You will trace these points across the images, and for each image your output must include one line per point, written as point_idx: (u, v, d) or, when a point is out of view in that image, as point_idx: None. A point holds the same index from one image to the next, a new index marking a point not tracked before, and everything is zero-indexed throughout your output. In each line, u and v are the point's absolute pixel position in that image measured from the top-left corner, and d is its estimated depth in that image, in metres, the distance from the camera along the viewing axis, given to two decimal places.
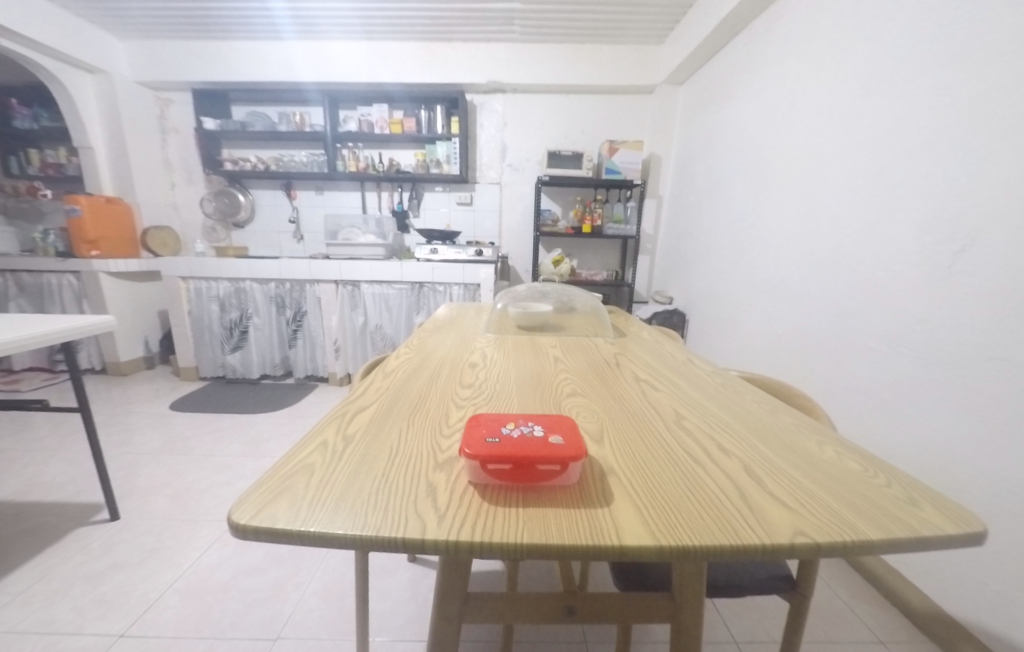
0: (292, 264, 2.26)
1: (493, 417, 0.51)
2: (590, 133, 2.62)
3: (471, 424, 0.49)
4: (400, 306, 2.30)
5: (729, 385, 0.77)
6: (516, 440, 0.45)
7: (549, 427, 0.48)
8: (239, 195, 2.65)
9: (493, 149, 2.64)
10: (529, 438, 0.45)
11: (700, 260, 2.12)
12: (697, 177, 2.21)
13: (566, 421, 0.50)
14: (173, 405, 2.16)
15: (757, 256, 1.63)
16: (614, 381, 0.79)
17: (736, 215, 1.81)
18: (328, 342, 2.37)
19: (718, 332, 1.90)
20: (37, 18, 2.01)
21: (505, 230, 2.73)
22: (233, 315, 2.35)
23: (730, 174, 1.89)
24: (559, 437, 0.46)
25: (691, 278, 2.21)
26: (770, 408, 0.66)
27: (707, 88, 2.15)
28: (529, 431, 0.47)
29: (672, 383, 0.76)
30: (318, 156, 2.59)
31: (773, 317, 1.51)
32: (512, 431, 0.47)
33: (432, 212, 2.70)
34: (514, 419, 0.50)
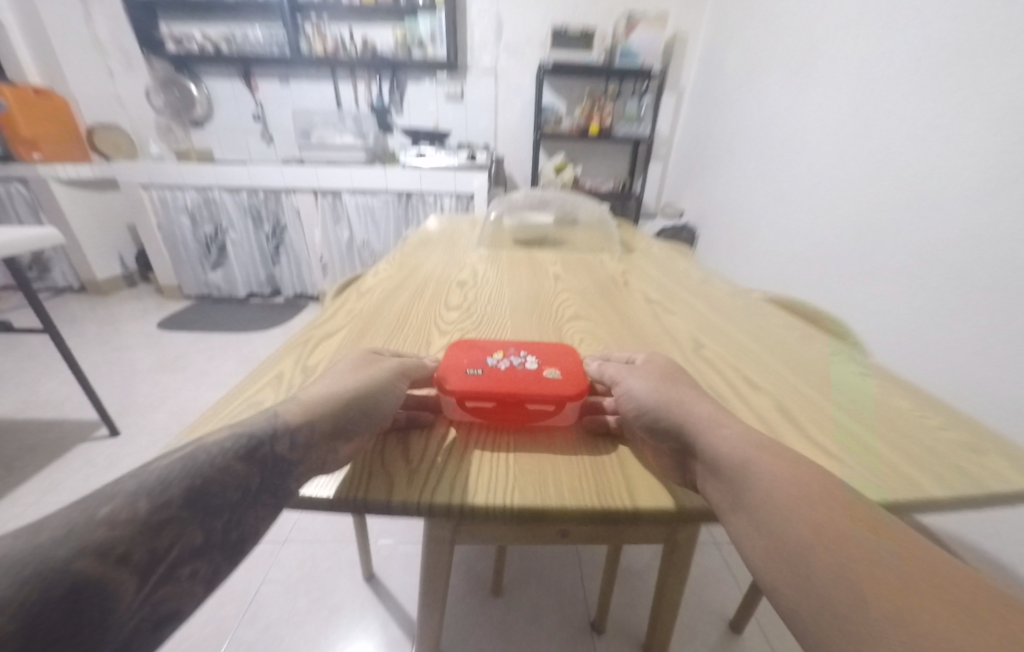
0: (263, 170, 2.04)
1: (481, 343, 0.43)
2: (604, 5, 2.16)
3: (451, 351, 0.41)
4: (387, 219, 2.10)
5: (752, 308, 0.67)
6: (501, 372, 0.38)
7: (545, 357, 0.41)
8: (191, 87, 2.29)
9: (487, 25, 2.19)
10: (518, 371, 0.38)
11: (719, 166, 1.90)
12: (729, 62, 1.87)
13: (567, 352, 0.42)
14: (161, 324, 2.09)
15: (788, 157, 1.43)
16: (624, 303, 0.69)
17: (770, 110, 1.55)
18: (313, 260, 2.22)
19: (730, 247, 1.76)
20: None
21: (501, 131, 2.41)
22: (207, 229, 2.17)
23: (770, 56, 1.58)
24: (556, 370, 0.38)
25: (706, 187, 2.00)
26: (806, 335, 0.58)
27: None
28: (520, 364, 0.39)
29: (689, 306, 0.67)
30: (278, 35, 2.18)
31: (793, 231, 1.37)
32: (497, 361, 0.40)
33: (416, 109, 2.34)
34: (504, 345, 0.43)
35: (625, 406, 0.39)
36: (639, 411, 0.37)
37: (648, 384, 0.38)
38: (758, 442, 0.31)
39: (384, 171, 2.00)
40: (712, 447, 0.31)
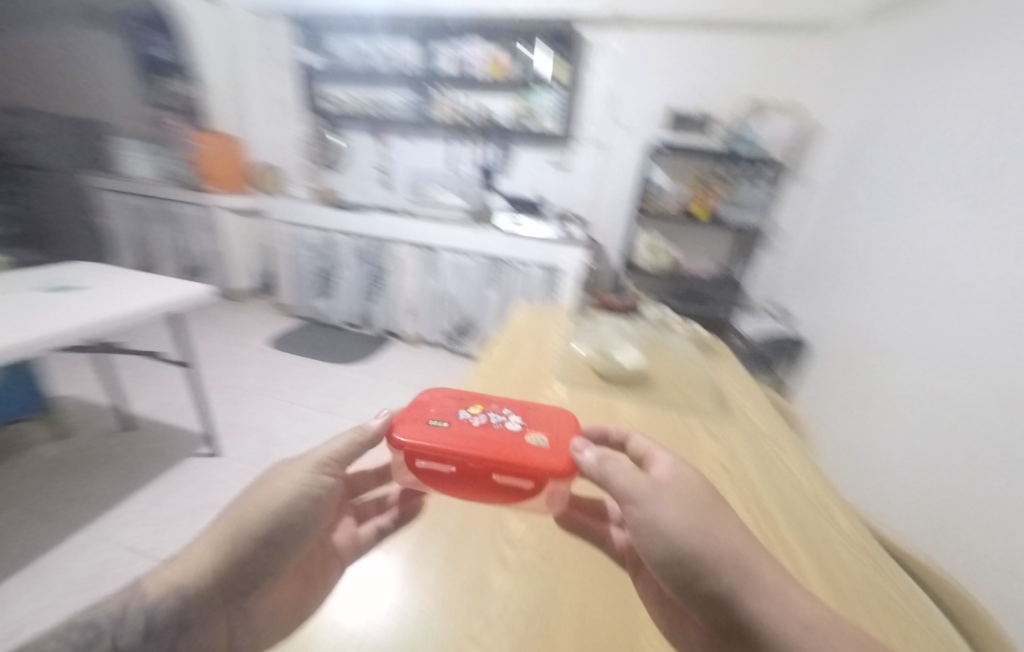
0: (376, 221, 2.24)
1: (467, 403, 0.60)
2: (733, 86, 2.00)
3: (429, 406, 0.57)
4: (474, 277, 2.16)
5: (810, 487, 0.61)
6: (480, 432, 0.53)
7: (530, 424, 0.55)
8: (334, 139, 2.65)
9: (602, 101, 2.19)
10: (496, 432, 0.53)
11: (845, 278, 1.66)
12: (872, 164, 1.64)
13: (554, 423, 0.56)
14: (272, 342, 2.39)
15: (930, 292, 1.17)
16: (683, 455, 0.66)
17: (914, 234, 1.31)
18: (404, 303, 2.38)
19: (851, 379, 1.44)
20: None
21: (601, 201, 2.38)
22: (324, 263, 2.46)
23: (918, 167, 1.35)
24: (541, 439, 0.52)
25: (825, 297, 1.77)
26: (870, 555, 0.50)
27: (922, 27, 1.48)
28: (499, 427, 0.54)
29: (737, 471, 0.63)
30: (410, 100, 2.41)
31: (914, 382, 1.12)
32: (472, 419, 0.55)
33: (519, 174, 2.43)
34: (486, 407, 0.58)
35: (647, 527, 0.45)
36: (663, 540, 0.43)
37: (678, 512, 0.44)
38: (810, 617, 0.37)
39: (480, 235, 2.07)
40: (759, 610, 0.38)
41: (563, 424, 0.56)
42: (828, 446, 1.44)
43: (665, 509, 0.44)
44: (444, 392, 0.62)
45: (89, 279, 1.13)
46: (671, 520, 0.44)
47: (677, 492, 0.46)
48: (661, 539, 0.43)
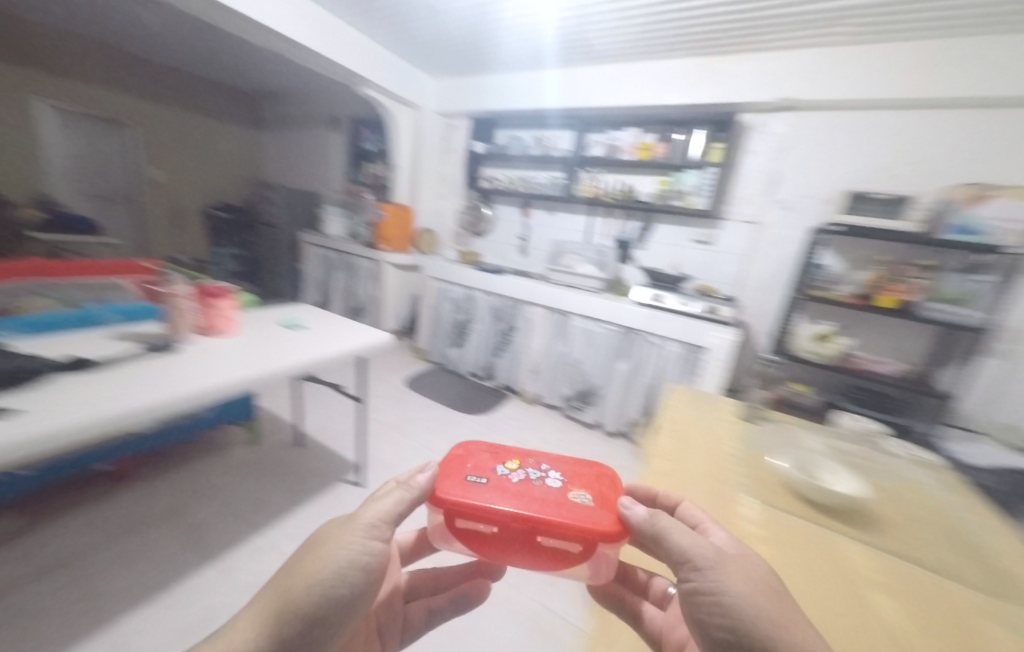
0: (514, 284, 2.37)
1: (500, 457, 0.73)
2: (931, 166, 1.74)
3: (467, 462, 0.71)
4: (604, 346, 2.14)
5: (863, 571, 0.60)
6: (522, 488, 0.66)
7: (565, 480, 0.69)
8: (485, 210, 2.99)
9: (760, 179, 2.11)
10: (536, 489, 0.66)
11: None
12: None
13: (590, 480, 0.69)
14: (408, 383, 2.63)
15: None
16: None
17: None
18: (528, 362, 2.43)
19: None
20: (380, 66, 2.59)
21: (750, 279, 2.20)
22: (462, 316, 2.71)
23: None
24: (583, 496, 0.66)
25: None
26: None
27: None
28: (536, 481, 0.68)
29: (775, 544, 0.64)
30: (557, 179, 2.63)
31: None
32: (509, 474, 0.69)
33: (657, 249, 2.42)
34: (521, 463, 0.72)
35: (706, 600, 0.52)
36: (725, 615, 0.50)
37: (741, 588, 0.50)
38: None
39: (615, 306, 2.05)
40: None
41: (596, 480, 0.69)
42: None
43: (727, 580, 0.51)
44: (481, 445, 0.76)
45: (304, 319, 1.37)
46: (732, 593, 0.50)
47: (740, 564, 0.53)
48: (719, 604, 0.50)
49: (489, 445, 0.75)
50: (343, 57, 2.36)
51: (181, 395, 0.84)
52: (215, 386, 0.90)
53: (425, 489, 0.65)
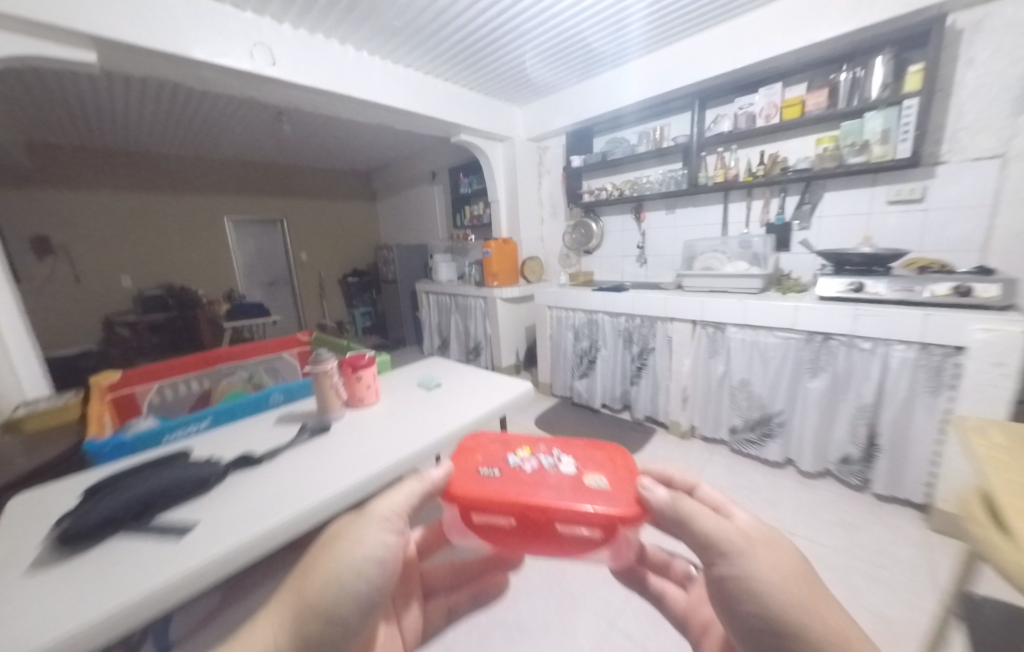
0: (646, 298, 2.03)
1: (511, 449, 0.72)
2: None
3: (479, 456, 0.70)
4: (781, 360, 1.66)
5: None
6: (534, 477, 0.65)
7: (578, 467, 0.68)
8: (592, 225, 2.74)
9: (998, 94, 1.49)
10: (549, 477, 0.65)
11: None
12: None
13: (602, 468, 0.68)
14: (537, 421, 2.41)
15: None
16: None
17: None
18: (673, 388, 2.03)
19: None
20: (472, 108, 2.62)
21: (1000, 237, 1.55)
22: (584, 344, 2.37)
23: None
24: (597, 482, 0.65)
25: None
26: None
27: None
28: (550, 469, 0.67)
29: None
30: (675, 172, 2.27)
31: None
32: (522, 465, 0.68)
33: (829, 225, 1.88)
34: (530, 453, 0.71)
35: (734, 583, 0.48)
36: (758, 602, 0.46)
37: (770, 573, 0.47)
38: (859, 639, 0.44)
39: (796, 307, 1.57)
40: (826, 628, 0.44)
41: (608, 467, 0.68)
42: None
43: (756, 564, 0.47)
44: (493, 437, 0.76)
45: (436, 376, 1.28)
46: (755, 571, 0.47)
47: (770, 549, 0.49)
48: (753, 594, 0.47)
49: (491, 437, 0.75)
50: (439, 109, 2.44)
51: (337, 489, 0.75)
52: (367, 473, 0.79)
53: (440, 483, 0.62)
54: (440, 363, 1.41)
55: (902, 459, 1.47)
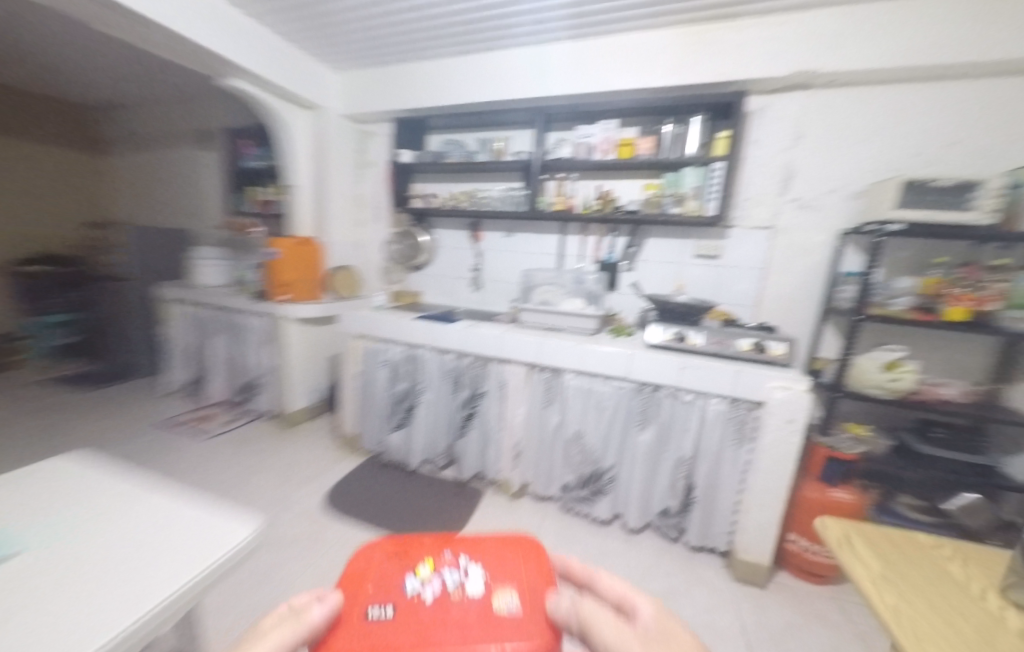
0: (479, 333, 1.68)
1: (410, 564, 0.64)
2: (971, 147, 1.52)
3: (369, 581, 0.61)
4: (614, 411, 1.54)
5: None
6: (434, 608, 0.57)
7: (491, 579, 0.62)
8: (422, 236, 2.29)
9: (772, 175, 1.75)
10: (453, 606, 0.58)
11: None
12: None
13: (519, 574, 0.62)
14: (332, 491, 1.76)
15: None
16: None
17: None
18: (505, 442, 1.73)
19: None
20: (261, 49, 1.86)
21: (768, 297, 1.81)
22: (402, 386, 1.87)
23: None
24: (509, 600, 0.59)
25: None
26: None
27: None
28: (453, 591, 0.60)
29: None
30: (514, 191, 2.04)
31: None
32: (422, 590, 0.60)
33: (650, 269, 1.93)
34: (435, 567, 0.64)
35: None
36: None
37: None
38: None
39: (632, 356, 1.47)
40: None
41: (526, 571, 0.63)
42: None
43: None
44: (389, 555, 0.66)
45: (15, 537, 0.58)
46: None
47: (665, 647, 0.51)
48: None
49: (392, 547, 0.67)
50: (211, 33, 1.64)
51: None
52: None
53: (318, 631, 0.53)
54: (70, 483, 0.69)
55: (712, 511, 1.48)
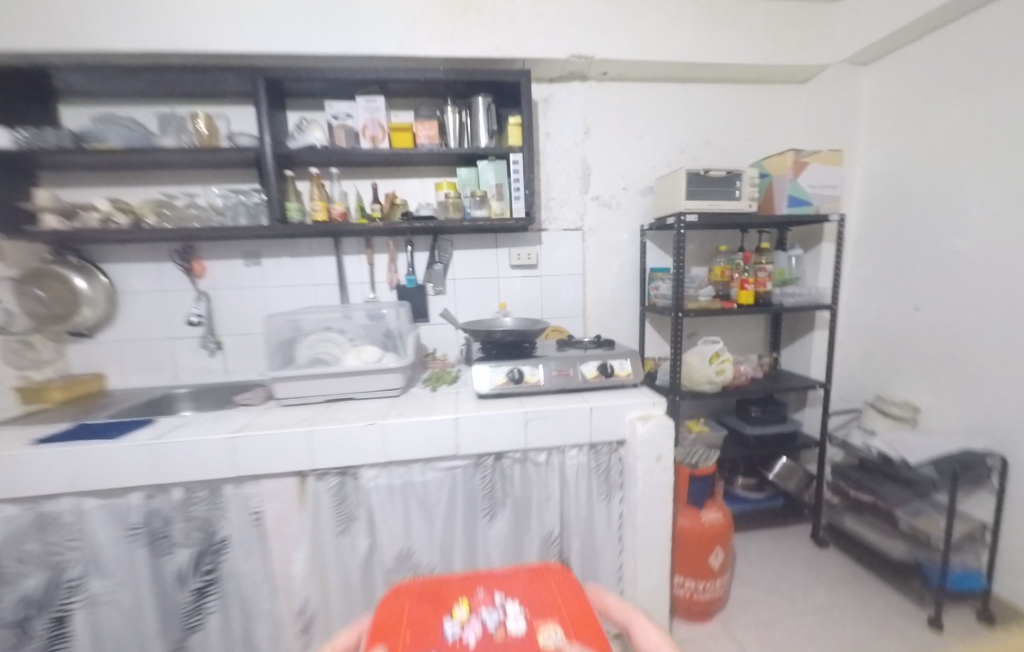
0: (182, 443, 0.90)
1: (446, 610, 0.70)
2: (718, 145, 1.68)
3: (410, 630, 0.66)
4: (446, 507, 1.03)
5: None
6: (479, 643, 0.63)
7: (532, 615, 0.68)
8: (75, 279, 1.31)
9: (571, 171, 1.58)
10: (499, 638, 0.63)
11: (1015, 349, 1.26)
12: (959, 210, 1.38)
13: (552, 609, 0.69)
14: None
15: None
16: None
17: None
18: (285, 610, 0.98)
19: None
20: None
21: (592, 304, 1.65)
22: (27, 587, 0.90)
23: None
24: (555, 633, 0.64)
25: (975, 376, 1.36)
26: None
27: (978, 54, 1.29)
28: (495, 628, 0.65)
29: None
30: (245, 195, 1.32)
31: None
32: (463, 632, 0.65)
33: (463, 288, 1.53)
34: (472, 608, 0.70)
35: None
36: None
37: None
38: None
39: (460, 420, 0.99)
40: None
41: (556, 603, 0.70)
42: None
43: None
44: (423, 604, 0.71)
45: None
46: None
47: None
48: None
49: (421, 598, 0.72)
50: None
51: None
52: None
53: None
54: None
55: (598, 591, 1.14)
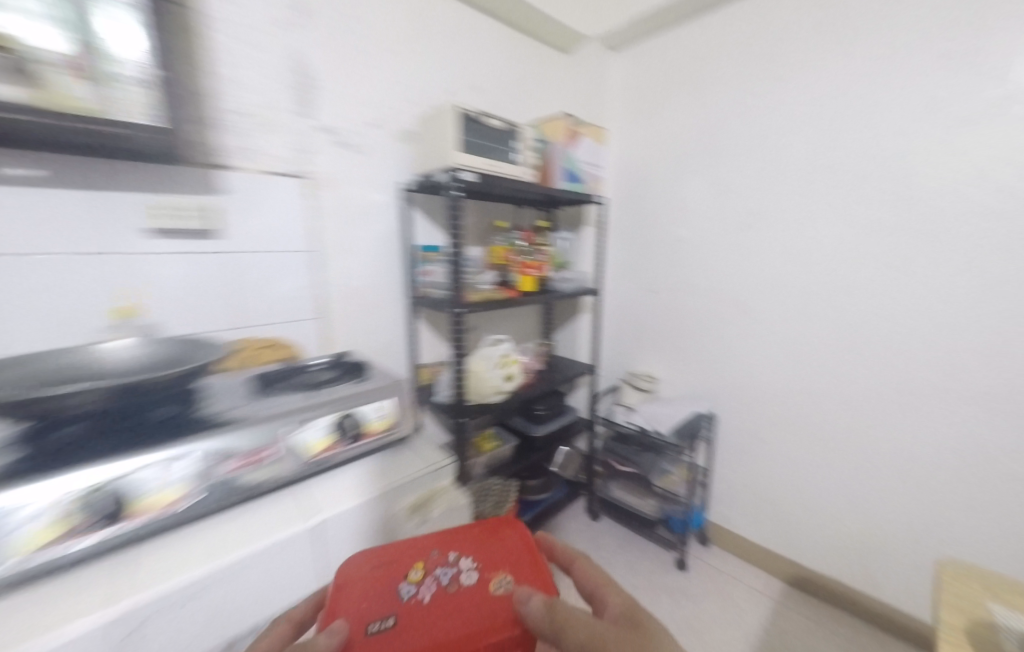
0: None
1: (398, 571, 0.59)
2: (489, 96, 1.37)
3: (357, 599, 0.54)
4: None
5: None
6: (438, 602, 0.54)
7: (486, 566, 0.60)
8: None
9: (277, 74, 0.93)
10: (456, 598, 0.55)
11: (718, 326, 1.51)
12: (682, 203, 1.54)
13: (506, 554, 0.62)
14: None
15: (915, 327, 1.12)
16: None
17: (825, 275, 1.25)
18: None
19: (810, 445, 1.36)
20: None
21: (333, 299, 1.09)
22: None
23: (783, 194, 1.30)
24: (506, 582, 0.57)
25: (693, 350, 1.60)
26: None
27: (699, 60, 1.43)
28: (449, 583, 0.57)
29: None
30: None
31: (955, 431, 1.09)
32: (418, 593, 0.55)
33: (4, 274, 0.69)
34: (427, 567, 0.59)
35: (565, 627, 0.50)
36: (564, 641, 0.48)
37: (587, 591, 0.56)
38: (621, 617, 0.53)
39: None
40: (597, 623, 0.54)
41: (509, 553, 0.62)
42: (773, 540, 1.49)
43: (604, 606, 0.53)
44: (363, 567, 0.59)
45: None
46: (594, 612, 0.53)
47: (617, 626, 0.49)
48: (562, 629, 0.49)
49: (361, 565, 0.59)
50: None
51: None
52: None
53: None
54: None
55: None
